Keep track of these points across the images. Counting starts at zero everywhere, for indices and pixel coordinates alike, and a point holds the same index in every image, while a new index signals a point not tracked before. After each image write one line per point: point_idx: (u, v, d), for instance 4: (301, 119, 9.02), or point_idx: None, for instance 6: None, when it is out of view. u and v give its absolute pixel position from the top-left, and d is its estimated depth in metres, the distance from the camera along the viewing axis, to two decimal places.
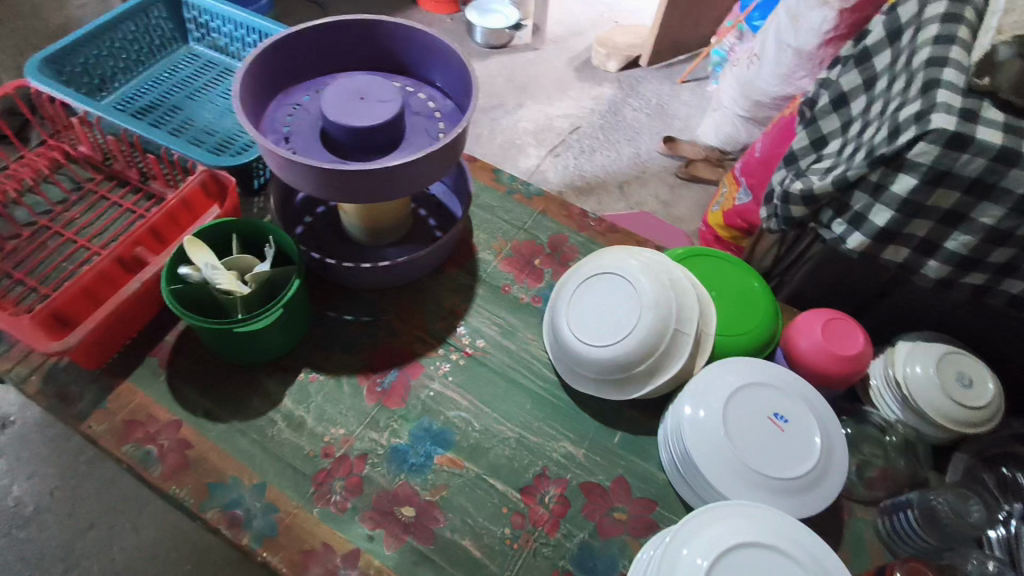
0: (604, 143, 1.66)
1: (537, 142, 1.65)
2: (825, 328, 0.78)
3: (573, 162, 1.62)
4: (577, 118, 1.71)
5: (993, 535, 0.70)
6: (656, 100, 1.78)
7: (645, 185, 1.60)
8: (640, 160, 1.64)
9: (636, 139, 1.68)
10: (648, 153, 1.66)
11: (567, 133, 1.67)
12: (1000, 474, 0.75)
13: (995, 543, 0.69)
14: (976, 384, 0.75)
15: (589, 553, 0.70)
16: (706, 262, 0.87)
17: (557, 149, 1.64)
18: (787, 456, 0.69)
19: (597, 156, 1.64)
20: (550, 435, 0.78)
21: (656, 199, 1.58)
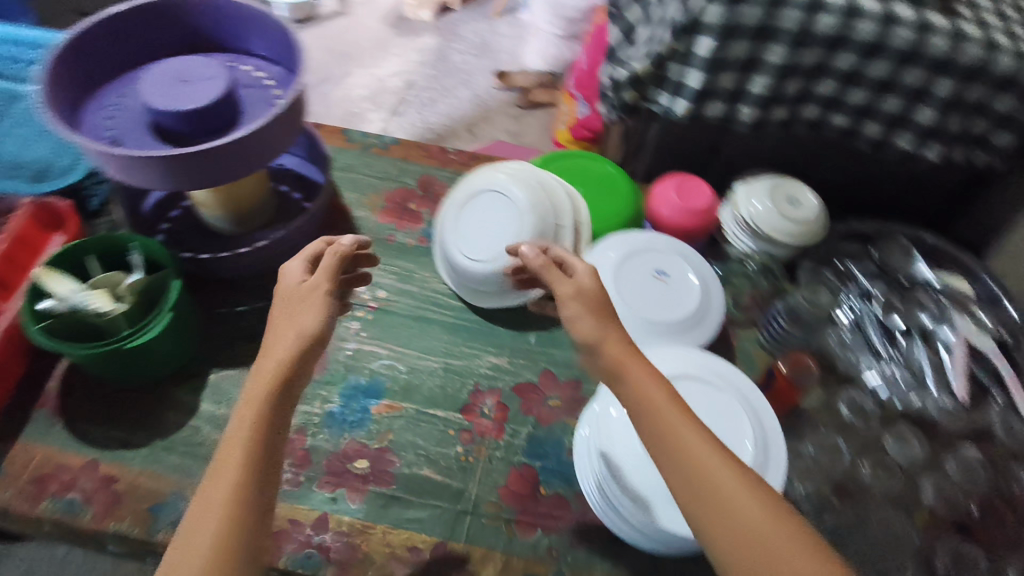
0: (442, 93, 1.68)
1: (379, 105, 1.63)
2: (677, 192, 0.89)
3: (418, 117, 1.63)
4: (409, 74, 1.71)
5: (844, 318, 0.85)
6: (478, 39, 1.81)
7: (492, 123, 1.64)
8: (481, 100, 1.68)
9: (471, 81, 1.71)
10: (485, 92, 1.70)
11: (403, 90, 1.67)
12: (837, 268, 0.92)
13: (848, 325, 0.84)
14: (802, 202, 0.88)
15: (538, 441, 0.75)
16: (566, 163, 0.95)
17: (398, 108, 1.63)
18: (675, 303, 0.78)
19: (439, 106, 1.65)
20: (472, 354, 0.82)
21: (506, 133, 1.63)
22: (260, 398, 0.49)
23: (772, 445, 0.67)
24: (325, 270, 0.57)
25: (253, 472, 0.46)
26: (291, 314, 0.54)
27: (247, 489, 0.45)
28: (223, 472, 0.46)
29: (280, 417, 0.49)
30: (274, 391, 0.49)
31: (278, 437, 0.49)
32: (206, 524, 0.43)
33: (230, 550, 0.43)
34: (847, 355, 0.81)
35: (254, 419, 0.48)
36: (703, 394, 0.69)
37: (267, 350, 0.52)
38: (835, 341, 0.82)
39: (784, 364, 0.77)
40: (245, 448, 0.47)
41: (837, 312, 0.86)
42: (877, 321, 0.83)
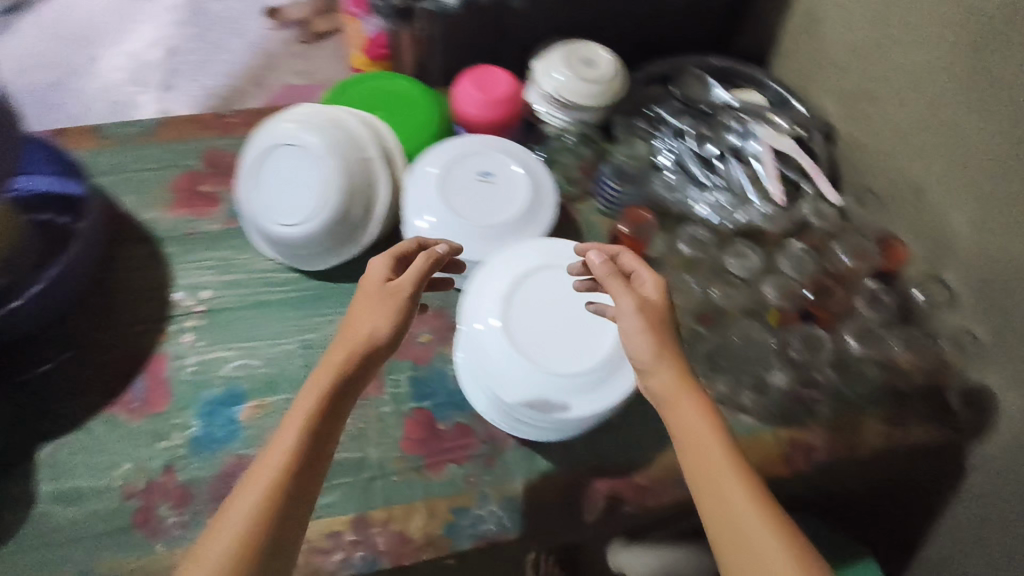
0: (211, 49, 1.46)
1: (144, 85, 1.40)
2: (477, 86, 0.86)
3: (193, 85, 1.42)
4: (165, 39, 1.47)
5: (665, 161, 0.88)
6: None
7: (278, 67, 1.46)
8: (257, 45, 1.48)
9: (238, 27, 1.50)
10: (259, 35, 1.50)
11: (165, 59, 1.44)
12: (648, 116, 0.94)
13: (669, 166, 0.88)
14: (597, 62, 0.89)
15: (422, 381, 0.73)
16: (356, 90, 0.87)
17: (167, 82, 1.42)
18: (507, 197, 0.76)
19: (213, 66, 1.45)
20: (326, 321, 0.77)
21: (297, 73, 1.45)
22: (326, 386, 0.50)
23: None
24: (411, 275, 0.55)
25: (304, 449, 0.48)
26: (367, 311, 0.54)
27: (294, 464, 0.47)
28: (281, 440, 0.48)
29: (333, 424, 0.50)
30: (342, 377, 0.51)
31: (339, 420, 0.51)
32: (247, 495, 0.46)
33: (266, 519, 0.46)
34: (676, 196, 0.85)
35: (321, 402, 0.49)
36: (558, 277, 0.69)
37: (344, 336, 0.53)
38: (664, 188, 0.85)
39: (624, 226, 0.81)
40: (294, 446, 0.48)
41: (658, 159, 0.89)
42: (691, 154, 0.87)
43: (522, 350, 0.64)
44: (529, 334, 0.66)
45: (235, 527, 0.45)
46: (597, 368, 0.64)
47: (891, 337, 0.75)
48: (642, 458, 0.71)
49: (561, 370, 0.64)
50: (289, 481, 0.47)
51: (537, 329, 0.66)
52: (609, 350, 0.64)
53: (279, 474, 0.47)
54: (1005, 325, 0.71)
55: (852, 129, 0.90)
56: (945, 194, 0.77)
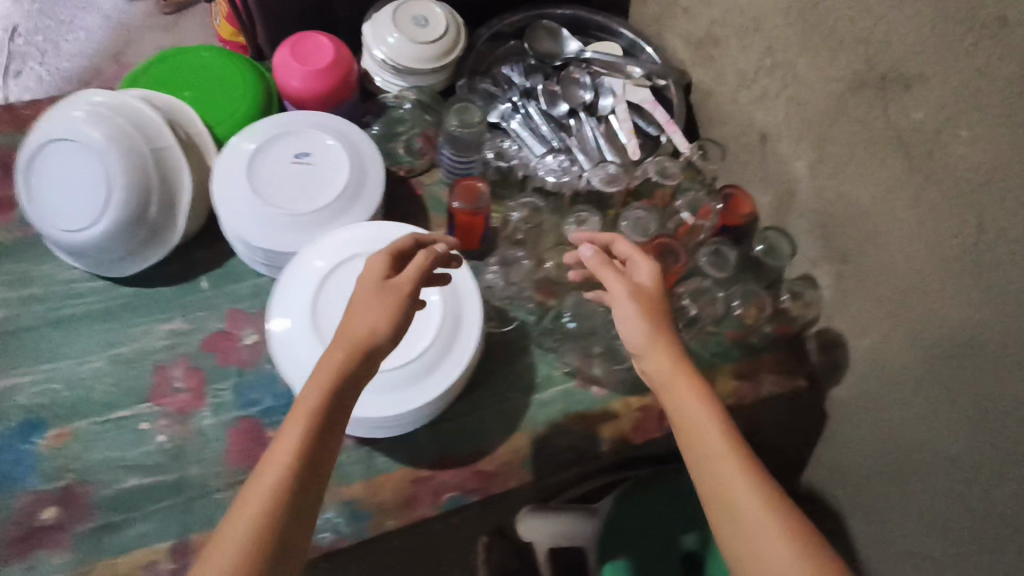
0: (59, 26, 1.24)
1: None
2: (296, 57, 0.77)
3: (41, 71, 1.21)
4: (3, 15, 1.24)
5: (498, 117, 0.82)
6: None
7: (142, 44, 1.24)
8: (113, 20, 1.26)
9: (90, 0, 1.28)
10: (116, 8, 1.27)
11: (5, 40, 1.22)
12: (494, 76, 0.87)
13: (501, 122, 0.82)
14: (431, 20, 0.81)
15: (249, 387, 0.68)
16: (160, 70, 0.79)
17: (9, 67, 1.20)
18: (326, 178, 0.69)
19: (62, 44, 1.23)
20: (140, 331, 0.70)
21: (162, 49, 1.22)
22: (329, 379, 0.46)
23: (463, 293, 0.65)
24: (416, 267, 0.51)
25: (310, 446, 0.45)
26: (370, 302, 0.49)
27: (297, 464, 0.44)
28: (285, 435, 0.45)
29: (331, 429, 0.46)
30: (346, 368, 0.47)
31: (343, 415, 0.47)
32: (254, 495, 0.43)
33: (273, 518, 0.42)
34: (512, 160, 0.79)
35: (328, 396, 0.46)
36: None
37: (345, 325, 0.49)
38: (494, 152, 0.78)
39: (458, 200, 0.71)
40: (293, 453, 0.44)
41: (492, 115, 0.82)
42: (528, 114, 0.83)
43: None
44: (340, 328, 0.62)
45: (236, 540, 0.42)
46: (412, 364, 0.61)
47: (726, 297, 0.73)
48: (487, 442, 0.69)
49: (373, 367, 0.60)
50: (288, 490, 0.43)
51: None
52: (429, 344, 0.62)
53: (280, 484, 0.43)
54: (843, 269, 0.73)
55: (705, 77, 0.86)
56: (787, 141, 0.75)
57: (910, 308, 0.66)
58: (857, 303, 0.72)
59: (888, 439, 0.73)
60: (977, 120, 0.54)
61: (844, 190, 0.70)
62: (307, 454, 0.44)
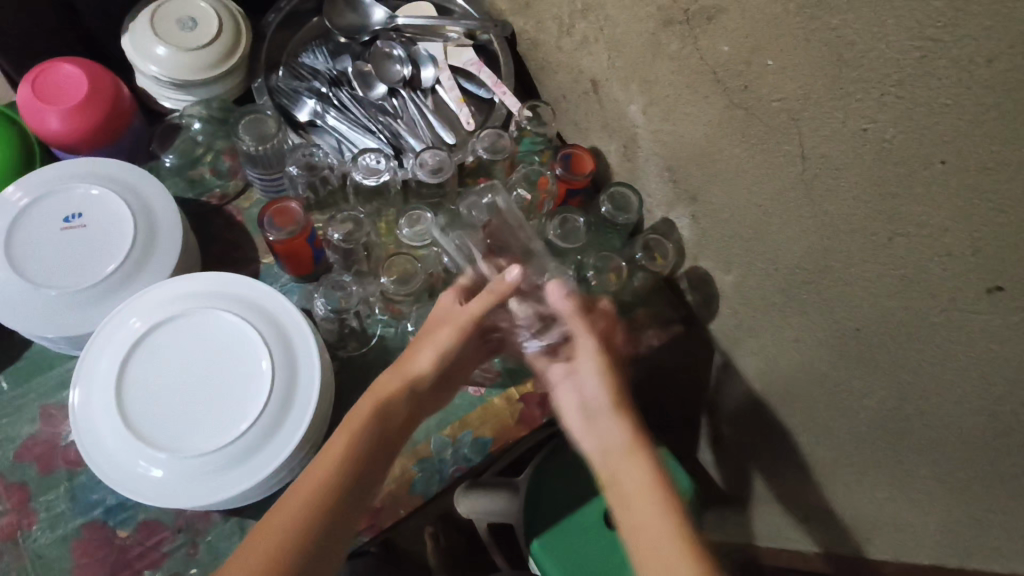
0: None
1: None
2: (41, 95, 0.65)
3: None
4: None
5: (308, 116, 0.75)
6: None
7: None
8: None
9: None
10: None
11: None
12: (290, 68, 0.77)
13: (312, 121, 0.75)
14: (200, 22, 0.70)
15: (82, 489, 0.60)
16: None
17: None
18: (106, 239, 0.61)
19: None
20: None
21: None
22: (354, 438, 0.51)
23: (299, 358, 0.59)
24: (481, 301, 0.56)
25: (362, 455, 0.51)
26: (428, 337, 0.57)
27: (349, 462, 0.50)
28: (307, 480, 0.49)
29: (375, 446, 0.52)
30: (373, 430, 0.52)
31: (393, 427, 0.54)
32: (311, 477, 0.49)
33: (322, 509, 0.48)
34: (325, 167, 0.70)
35: (381, 403, 0.54)
36: (192, 330, 0.59)
37: (400, 362, 0.57)
38: (299, 165, 0.70)
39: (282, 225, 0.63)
40: (340, 457, 0.50)
41: (298, 113, 0.75)
42: (343, 106, 0.76)
43: (151, 440, 0.55)
44: (154, 408, 0.56)
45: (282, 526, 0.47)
46: (237, 443, 0.55)
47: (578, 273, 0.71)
48: None
49: (196, 450, 0.54)
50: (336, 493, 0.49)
51: (168, 405, 0.56)
52: (251, 423, 0.55)
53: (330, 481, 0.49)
54: (697, 212, 0.70)
55: (526, 25, 0.79)
56: (617, 86, 0.71)
57: (757, 243, 0.64)
58: (713, 245, 0.70)
59: (768, 368, 0.73)
60: (782, 46, 0.51)
61: (678, 131, 0.66)
62: (352, 463, 0.50)
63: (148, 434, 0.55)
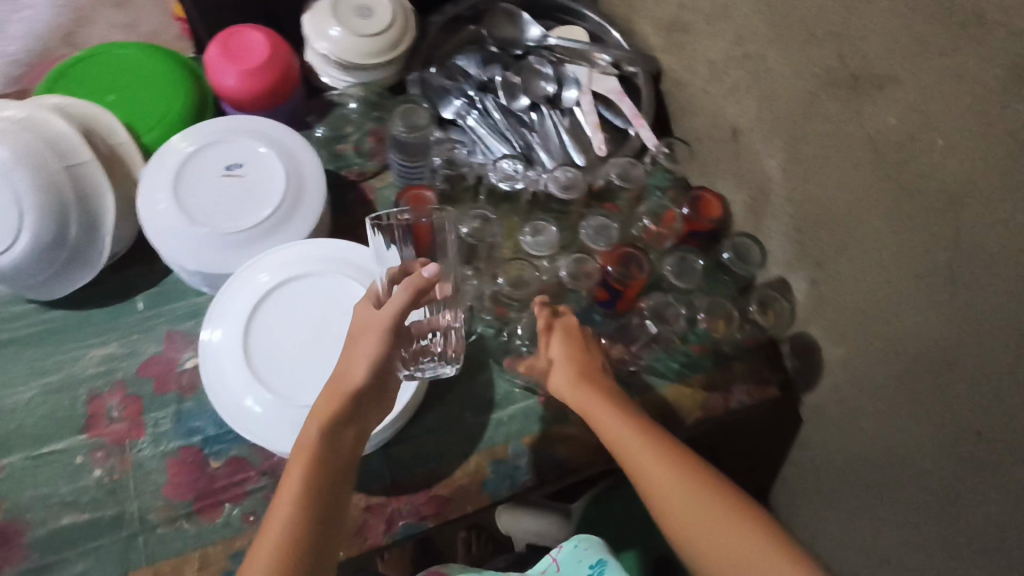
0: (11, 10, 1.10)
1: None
2: (227, 55, 0.72)
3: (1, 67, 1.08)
4: None
5: (452, 115, 0.80)
6: None
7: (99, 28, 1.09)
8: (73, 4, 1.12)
9: None
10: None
11: None
12: (443, 67, 0.81)
13: (454, 121, 0.80)
14: (376, 11, 0.75)
15: (188, 415, 0.65)
16: (89, 69, 0.74)
17: None
18: (259, 193, 0.66)
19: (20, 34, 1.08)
20: (72, 357, 0.66)
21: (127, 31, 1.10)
22: (303, 480, 0.47)
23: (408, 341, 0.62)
24: (394, 301, 0.53)
25: (319, 459, 0.49)
26: (357, 347, 0.53)
27: (311, 464, 0.48)
28: (280, 497, 0.47)
29: (336, 445, 0.50)
30: (319, 458, 0.49)
31: (349, 426, 0.52)
32: (286, 490, 0.47)
33: (306, 511, 0.46)
34: (463, 168, 0.74)
35: (331, 406, 0.51)
36: (317, 292, 0.63)
37: (332, 380, 0.53)
38: (443, 158, 0.74)
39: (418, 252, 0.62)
40: (302, 463, 0.48)
41: (443, 110, 0.80)
42: (485, 111, 0.80)
43: (265, 384, 0.59)
44: (272, 356, 0.60)
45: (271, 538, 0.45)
46: None
47: (688, 313, 0.71)
48: (443, 465, 0.66)
49: (304, 403, 0.58)
50: (313, 492, 0.47)
51: (284, 355, 0.60)
52: None
53: (302, 484, 0.47)
54: (818, 277, 0.69)
55: (675, 64, 0.81)
56: (760, 137, 0.71)
57: (878, 320, 0.62)
58: (828, 312, 0.68)
59: (859, 452, 0.70)
60: (957, 126, 0.50)
61: (816, 193, 0.65)
62: (317, 465, 0.48)
63: (264, 378, 0.59)
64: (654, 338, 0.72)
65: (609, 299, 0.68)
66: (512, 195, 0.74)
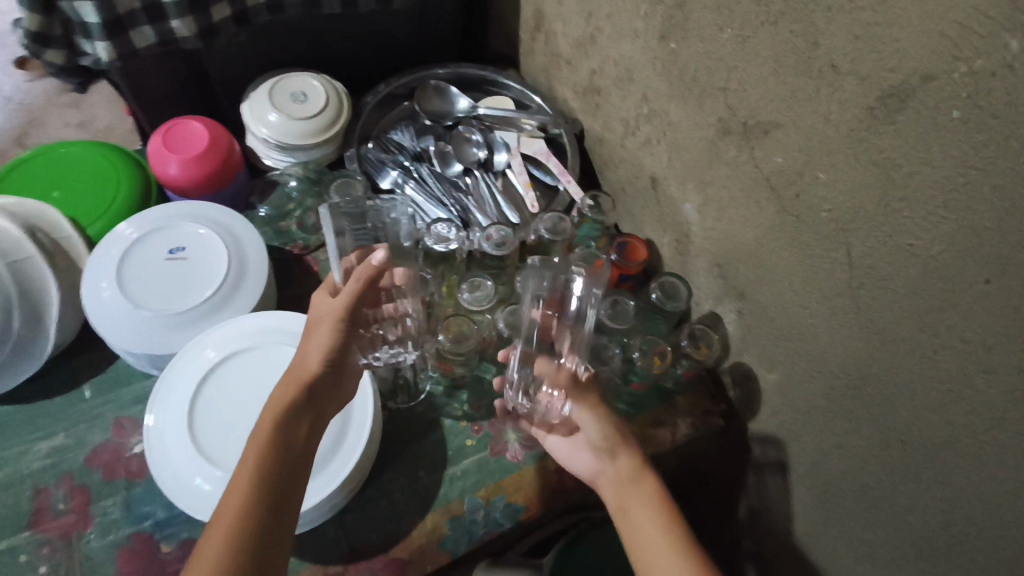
0: None
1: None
2: (168, 146, 0.76)
3: None
4: None
5: (391, 184, 0.84)
6: None
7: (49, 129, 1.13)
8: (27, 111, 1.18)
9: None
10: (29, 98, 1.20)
11: None
12: (379, 141, 0.87)
13: (394, 190, 0.84)
14: (310, 95, 0.81)
15: (138, 501, 0.64)
16: (31, 170, 0.77)
17: None
18: (203, 273, 0.69)
19: None
20: (17, 452, 0.66)
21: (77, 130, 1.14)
22: (255, 465, 0.49)
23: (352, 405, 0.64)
24: (346, 291, 0.57)
25: (275, 443, 0.51)
26: (312, 336, 0.57)
27: (267, 450, 0.50)
28: (238, 475, 0.49)
29: (295, 432, 0.52)
30: (272, 445, 0.51)
31: (308, 415, 0.54)
32: (240, 474, 0.49)
33: (257, 497, 0.48)
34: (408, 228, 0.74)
35: (289, 393, 0.54)
36: (262, 364, 0.65)
37: (289, 370, 0.55)
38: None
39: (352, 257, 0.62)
40: (259, 449, 0.50)
41: (380, 180, 0.84)
42: (422, 179, 0.85)
43: (212, 460, 0.59)
44: (217, 429, 0.61)
45: (224, 521, 0.47)
46: None
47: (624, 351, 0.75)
48: (400, 526, 0.66)
49: None
50: (267, 480, 0.49)
51: (231, 429, 0.61)
52: None
53: (256, 469, 0.49)
54: (746, 307, 0.72)
55: (595, 124, 0.87)
56: (675, 185, 0.76)
57: (799, 344, 0.66)
58: (756, 341, 0.72)
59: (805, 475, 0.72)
60: (833, 162, 0.55)
61: (729, 231, 0.70)
62: (270, 450, 0.50)
63: (208, 452, 0.60)
64: (599, 382, 0.75)
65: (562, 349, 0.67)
66: (450, 254, 0.78)
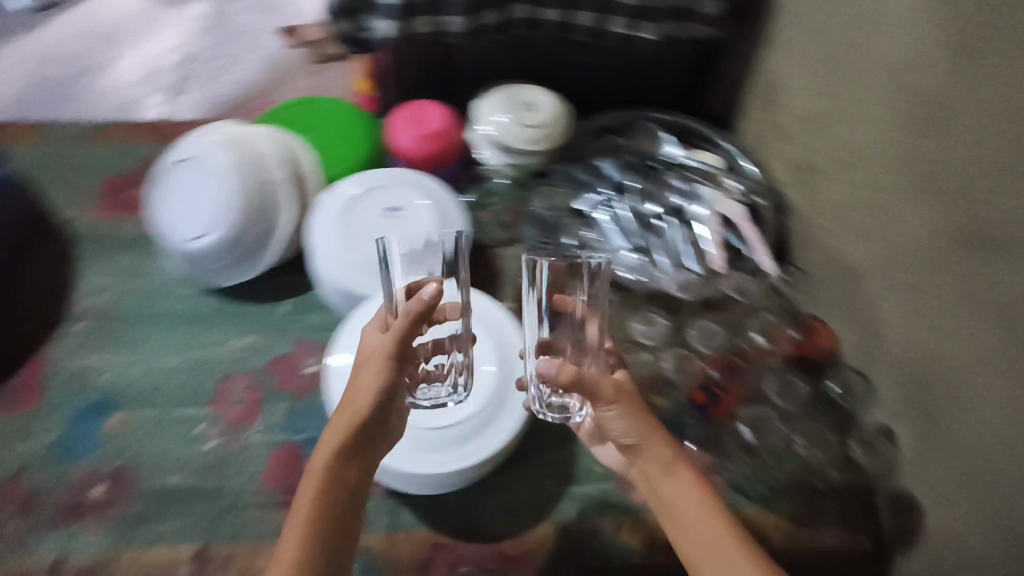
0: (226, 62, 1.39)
1: (155, 86, 1.35)
2: (408, 121, 0.85)
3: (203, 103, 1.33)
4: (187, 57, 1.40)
5: (588, 207, 0.88)
6: None
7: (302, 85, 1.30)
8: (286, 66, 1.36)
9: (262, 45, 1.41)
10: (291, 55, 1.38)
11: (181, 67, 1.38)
12: (589, 165, 0.91)
13: (590, 213, 0.87)
14: (539, 106, 0.87)
15: (298, 414, 0.71)
16: (290, 114, 0.89)
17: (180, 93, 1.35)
18: (406, 236, 0.76)
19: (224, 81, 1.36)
20: (218, 339, 0.76)
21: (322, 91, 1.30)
22: (302, 531, 0.50)
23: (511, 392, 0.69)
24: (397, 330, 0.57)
25: (320, 503, 0.52)
26: (361, 373, 0.56)
27: (316, 507, 0.51)
28: (288, 532, 0.51)
29: (344, 479, 0.53)
30: (319, 501, 0.52)
31: (359, 456, 0.55)
32: (290, 532, 0.51)
33: (311, 550, 0.50)
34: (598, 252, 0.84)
35: (336, 441, 0.53)
36: None
37: (339, 415, 0.55)
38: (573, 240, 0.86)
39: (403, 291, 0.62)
40: (305, 507, 0.51)
41: (580, 202, 0.88)
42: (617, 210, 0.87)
43: None
44: None
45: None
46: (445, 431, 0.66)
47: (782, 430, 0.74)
48: (513, 523, 0.67)
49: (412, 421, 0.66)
50: (319, 534, 0.51)
51: None
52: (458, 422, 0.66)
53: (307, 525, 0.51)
54: (928, 431, 0.66)
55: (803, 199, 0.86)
56: (880, 281, 0.72)
57: (987, 487, 0.59)
58: (933, 468, 0.65)
59: None
60: None
61: (932, 343, 0.65)
62: (319, 507, 0.51)
63: None
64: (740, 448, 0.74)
65: (705, 402, 0.74)
66: None
